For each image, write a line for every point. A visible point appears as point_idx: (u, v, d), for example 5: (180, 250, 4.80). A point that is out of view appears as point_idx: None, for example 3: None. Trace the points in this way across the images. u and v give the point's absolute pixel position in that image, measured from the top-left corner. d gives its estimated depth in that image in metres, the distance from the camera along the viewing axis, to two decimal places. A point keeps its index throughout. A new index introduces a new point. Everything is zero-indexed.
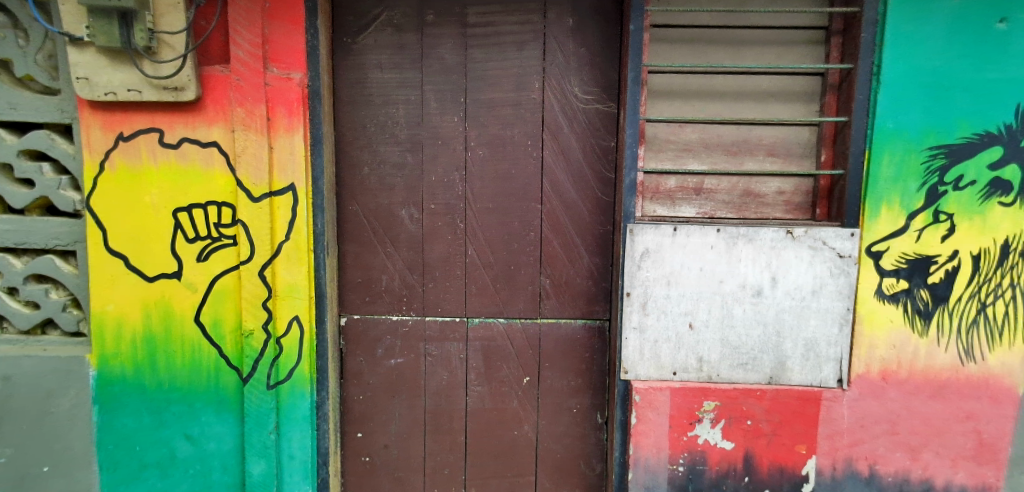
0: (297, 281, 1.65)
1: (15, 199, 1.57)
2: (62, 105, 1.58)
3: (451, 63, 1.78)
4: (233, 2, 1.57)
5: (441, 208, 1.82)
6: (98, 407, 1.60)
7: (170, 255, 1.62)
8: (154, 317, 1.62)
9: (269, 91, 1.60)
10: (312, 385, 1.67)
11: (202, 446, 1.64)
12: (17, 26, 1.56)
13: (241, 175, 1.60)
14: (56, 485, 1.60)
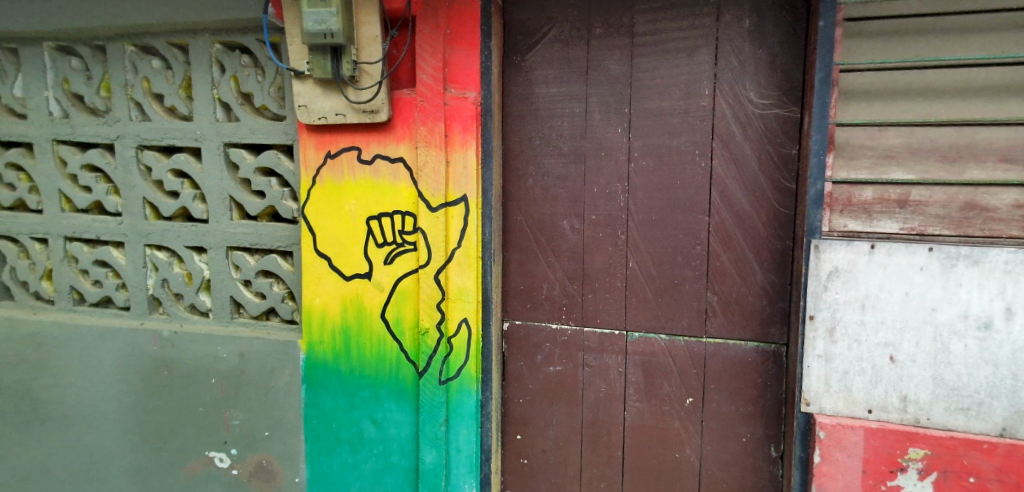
0: (467, 285, 1.76)
1: (252, 207, 1.80)
2: (287, 130, 1.78)
3: (617, 74, 1.75)
4: (420, 30, 1.71)
5: (603, 219, 1.81)
6: (305, 385, 1.83)
7: (363, 258, 1.80)
8: (349, 311, 1.82)
9: (447, 110, 1.73)
10: (478, 384, 1.77)
11: (384, 429, 1.82)
12: (256, 64, 1.76)
13: (423, 187, 1.75)
14: (273, 449, 1.85)
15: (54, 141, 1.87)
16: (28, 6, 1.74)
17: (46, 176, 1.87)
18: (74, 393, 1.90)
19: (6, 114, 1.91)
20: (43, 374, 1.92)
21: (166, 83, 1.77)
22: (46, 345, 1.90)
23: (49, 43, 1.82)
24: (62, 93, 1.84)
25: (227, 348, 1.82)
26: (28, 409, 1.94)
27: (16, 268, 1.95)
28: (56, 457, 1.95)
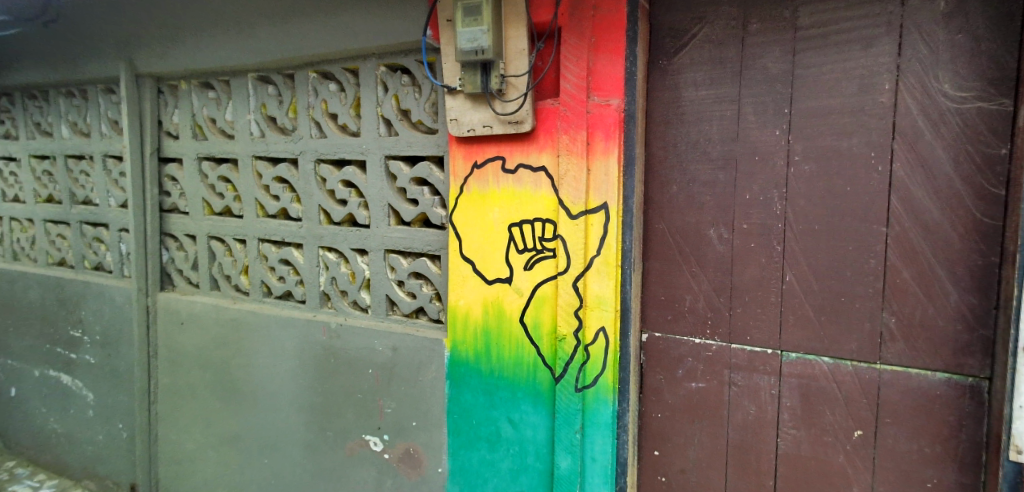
0: (605, 293, 1.69)
1: (406, 214, 1.96)
2: (439, 141, 1.89)
3: (777, 72, 1.59)
4: (566, 41, 1.71)
5: (756, 228, 1.65)
6: (449, 381, 1.93)
7: (505, 263, 1.85)
8: (490, 314, 1.88)
9: (590, 118, 1.68)
10: (615, 395, 1.69)
11: (521, 431, 1.84)
12: (414, 83, 1.90)
13: (563, 195, 1.73)
14: (419, 438, 1.98)
15: (253, 157, 2.20)
16: (238, 44, 2.06)
17: (246, 187, 2.21)
18: (262, 373, 2.22)
19: (219, 135, 2.28)
20: (239, 355, 2.26)
21: (340, 104, 2.00)
22: (243, 330, 2.24)
23: (252, 74, 2.15)
24: (260, 116, 2.16)
25: (382, 341, 2.00)
26: (228, 384, 2.30)
27: (222, 263, 2.32)
28: (247, 427, 2.28)
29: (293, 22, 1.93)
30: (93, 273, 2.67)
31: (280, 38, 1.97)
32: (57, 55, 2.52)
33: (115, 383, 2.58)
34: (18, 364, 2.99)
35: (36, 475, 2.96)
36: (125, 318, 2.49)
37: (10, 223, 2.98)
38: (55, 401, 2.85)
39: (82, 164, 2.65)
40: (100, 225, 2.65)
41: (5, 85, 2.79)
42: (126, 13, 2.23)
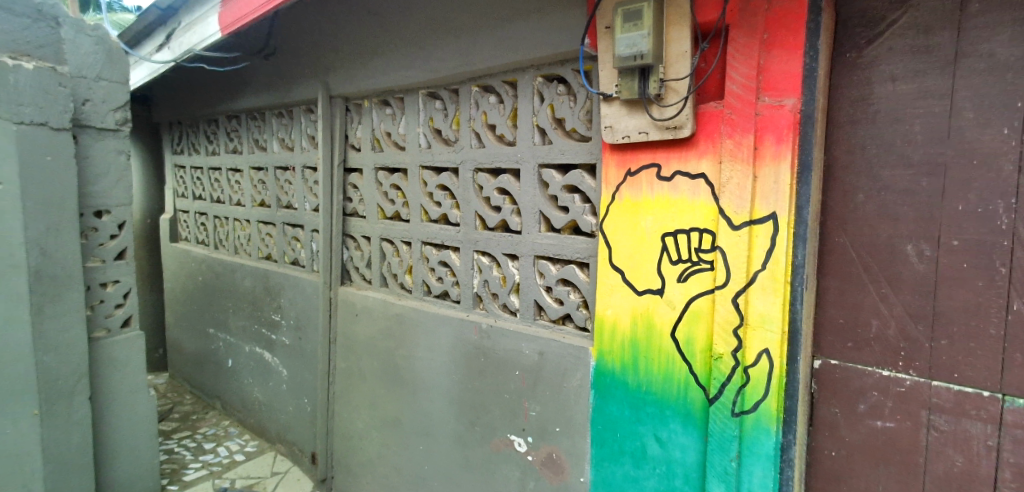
0: (771, 312, 1.50)
1: (557, 221, 1.98)
2: (592, 149, 1.88)
3: (1005, 60, 1.25)
4: (734, 38, 1.56)
5: (970, 245, 1.32)
6: (594, 391, 1.90)
7: (657, 274, 1.75)
8: (639, 326, 1.79)
9: (759, 120, 1.51)
10: (778, 425, 1.50)
11: (668, 451, 1.73)
12: (569, 92, 1.92)
13: (725, 204, 1.58)
14: (562, 444, 1.99)
15: (421, 167, 2.40)
16: (413, 63, 2.27)
17: (413, 194, 2.42)
18: (420, 365, 2.41)
19: (392, 147, 2.53)
20: (402, 347, 2.48)
21: (499, 115, 2.10)
22: (406, 324, 2.45)
23: (422, 90, 2.35)
24: (428, 129, 2.36)
25: (530, 345, 2.05)
26: (391, 372, 2.54)
27: (391, 263, 2.58)
28: (405, 413, 2.50)
29: (463, 39, 2.08)
30: (290, 267, 3.13)
31: (450, 55, 2.13)
32: (275, 82, 3.02)
33: (304, 363, 3.00)
34: (234, 340, 3.62)
35: (242, 434, 3.55)
36: (313, 305, 2.89)
37: (233, 223, 3.61)
38: (259, 374, 3.40)
39: (286, 174, 3.12)
40: (297, 226, 3.09)
41: (235, 109, 3.38)
42: (331, 45, 2.62)
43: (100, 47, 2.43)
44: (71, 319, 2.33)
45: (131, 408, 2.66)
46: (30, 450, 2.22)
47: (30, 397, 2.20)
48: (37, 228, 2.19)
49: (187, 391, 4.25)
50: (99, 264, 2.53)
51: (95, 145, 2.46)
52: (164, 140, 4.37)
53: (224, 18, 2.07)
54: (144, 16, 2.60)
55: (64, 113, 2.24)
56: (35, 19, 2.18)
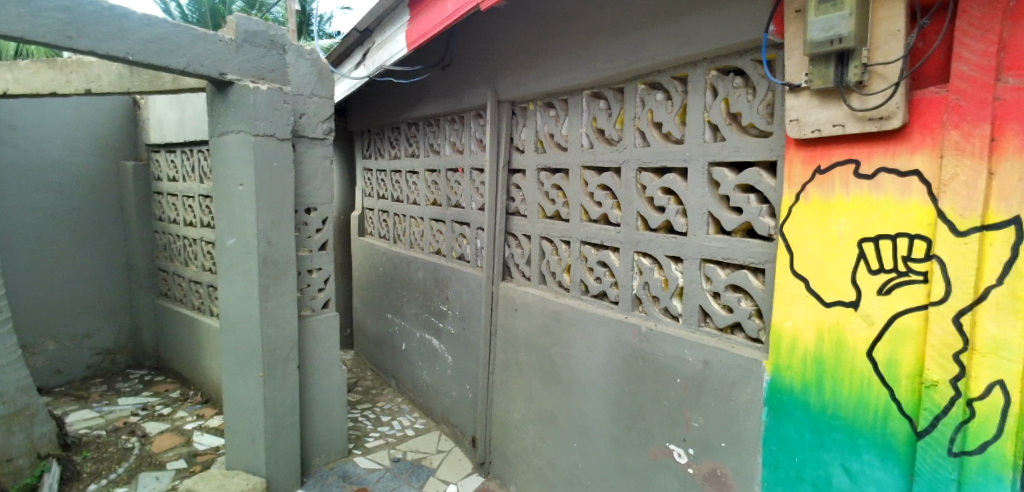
0: (1008, 337, 1.19)
1: (728, 222, 1.85)
2: (772, 145, 1.71)
3: None
4: (965, 12, 1.26)
5: None
6: (768, 408, 1.74)
7: (851, 284, 1.51)
8: (826, 342, 1.58)
9: (998, 107, 1.21)
10: (1017, 475, 1.20)
11: (861, 484, 1.51)
12: (748, 84, 1.79)
13: (946, 206, 1.29)
14: (729, 461, 1.87)
15: (582, 167, 2.42)
16: (580, 63, 2.30)
17: (574, 194, 2.46)
18: (577, 364, 2.45)
19: (555, 148, 2.59)
20: (559, 344, 2.54)
21: (666, 112, 2.03)
22: (564, 322, 2.51)
23: (587, 91, 2.37)
24: (592, 129, 2.37)
25: (693, 352, 1.95)
26: (549, 369, 2.62)
27: (550, 261, 2.65)
28: (561, 409, 2.55)
29: (633, 36, 2.05)
30: (457, 261, 3.39)
31: (618, 53, 2.12)
32: (449, 91, 3.27)
33: (467, 351, 3.26)
34: (408, 325, 4.02)
35: (412, 412, 3.94)
36: (477, 298, 3.11)
37: (409, 220, 3.99)
38: (428, 358, 3.76)
39: (456, 175, 3.36)
40: (464, 224, 3.32)
41: (415, 117, 3.72)
42: (503, 53, 2.79)
43: (314, 68, 2.84)
44: (287, 299, 2.75)
45: (329, 379, 3.10)
46: (257, 405, 2.69)
47: (257, 362, 2.67)
48: (266, 219, 2.61)
49: (365, 367, 4.84)
50: (308, 253, 2.96)
51: (309, 152, 2.89)
52: (354, 147, 5.00)
53: (410, 35, 2.32)
54: (346, 40, 3.01)
55: (287, 126, 2.67)
56: (269, 48, 2.62)
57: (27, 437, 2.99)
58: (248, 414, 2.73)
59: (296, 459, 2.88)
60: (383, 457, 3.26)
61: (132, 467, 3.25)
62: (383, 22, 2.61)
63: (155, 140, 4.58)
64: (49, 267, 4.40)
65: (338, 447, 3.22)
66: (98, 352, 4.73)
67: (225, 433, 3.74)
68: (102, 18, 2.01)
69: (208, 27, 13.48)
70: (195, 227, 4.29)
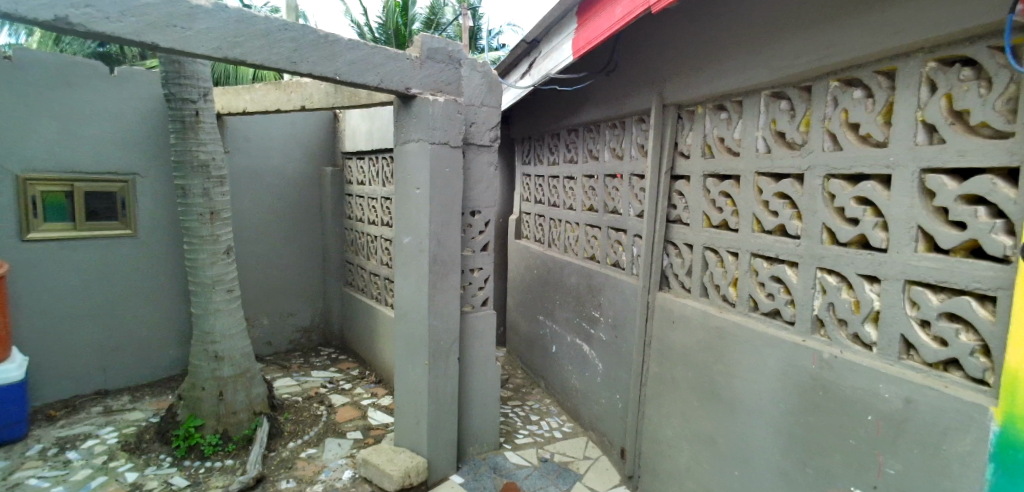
0: None
1: (944, 239, 1.56)
2: (1013, 147, 1.39)
3: None
4: None
5: None
6: (994, 464, 1.41)
7: None
8: None
9: None
10: None
11: None
12: (981, 76, 1.50)
13: None
14: None
15: (756, 173, 2.26)
16: (761, 60, 2.14)
17: (745, 202, 2.30)
18: (742, 385, 2.29)
19: (725, 153, 2.45)
20: (723, 362, 2.40)
21: (865, 112, 1.80)
22: (728, 339, 2.37)
23: (766, 91, 2.21)
24: (770, 131, 2.19)
25: (891, 388, 1.69)
26: (709, 387, 2.49)
27: (714, 273, 2.52)
28: (722, 432, 2.41)
29: (828, 29, 1.85)
30: (611, 268, 3.38)
31: (809, 47, 1.92)
32: (612, 96, 3.28)
33: (619, 360, 3.23)
34: (559, 328, 4.11)
35: (560, 414, 4.00)
36: (632, 307, 3.08)
37: (564, 225, 4.06)
38: (578, 363, 3.80)
39: (614, 181, 3.35)
40: (621, 231, 3.29)
41: (575, 123, 3.78)
42: (671, 56, 2.73)
43: (484, 80, 3.04)
44: (451, 295, 2.97)
45: (485, 373, 3.30)
46: (422, 391, 2.95)
47: (424, 350, 2.93)
48: (437, 220, 2.85)
49: (515, 365, 5.03)
50: (471, 253, 3.17)
51: (477, 159, 3.10)
52: (513, 154, 5.22)
53: (586, 42, 2.42)
54: (513, 52, 3.34)
55: (459, 134, 2.89)
56: (447, 63, 2.87)
57: (247, 395, 3.66)
58: (415, 398, 3.01)
59: (453, 444, 3.12)
60: (532, 455, 3.36)
61: (320, 432, 3.79)
62: (550, 31, 2.89)
63: (348, 148, 5.28)
64: (268, 255, 5.28)
65: (490, 439, 3.41)
66: (298, 329, 5.58)
67: (394, 412, 4.17)
68: (319, 45, 2.37)
69: (392, 46, 15.22)
70: (376, 225, 4.86)
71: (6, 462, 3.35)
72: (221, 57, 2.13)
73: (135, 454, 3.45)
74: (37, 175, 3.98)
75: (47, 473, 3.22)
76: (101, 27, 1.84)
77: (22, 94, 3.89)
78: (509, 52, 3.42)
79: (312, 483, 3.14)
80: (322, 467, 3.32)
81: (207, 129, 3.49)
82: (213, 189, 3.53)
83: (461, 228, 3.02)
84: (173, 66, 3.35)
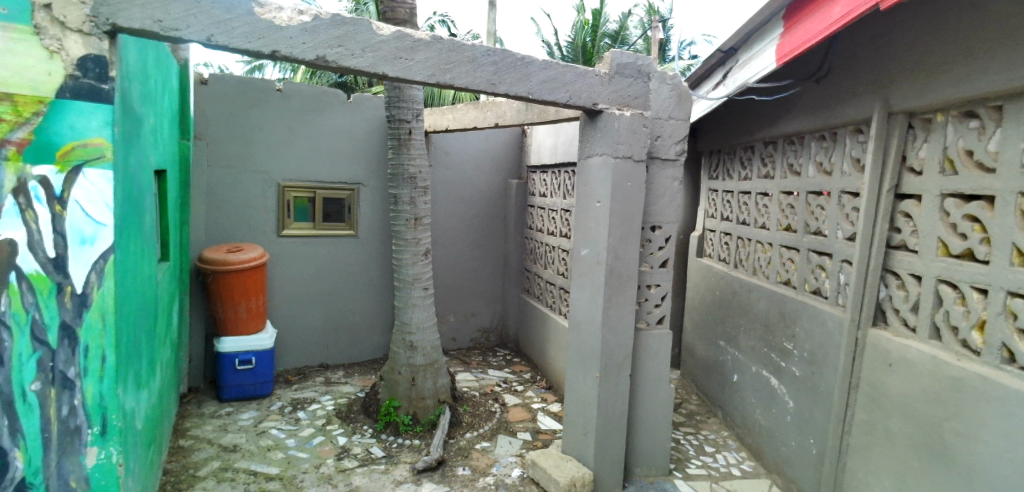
0: None
1: None
2: None
3: None
4: None
5: None
6: None
7: None
8: None
9: None
10: None
11: None
12: None
13: None
14: None
15: (1020, 193, 1.81)
16: None
17: (1001, 228, 1.86)
18: (987, 455, 1.85)
19: (974, 168, 2.02)
20: (958, 421, 1.97)
21: None
22: (967, 394, 1.94)
23: None
24: None
25: None
26: (938, 450, 2.06)
27: (950, 312, 2.08)
28: None
29: None
30: (811, 296, 3.01)
31: None
32: (822, 105, 2.94)
33: (816, 401, 2.85)
34: (743, 357, 3.78)
35: (739, 450, 3.67)
36: (834, 342, 2.71)
37: (755, 245, 3.74)
38: (764, 397, 3.45)
39: (820, 199, 2.98)
40: (825, 254, 2.92)
41: (773, 134, 3.48)
42: (903, 56, 2.35)
43: (673, 93, 3.04)
44: (626, 310, 2.99)
45: (656, 392, 3.22)
46: (592, 403, 3.01)
47: (595, 363, 2.99)
48: (616, 234, 2.90)
49: (690, 389, 4.77)
50: (649, 268, 3.13)
51: (660, 173, 3.08)
52: (700, 167, 4.98)
53: (796, 47, 2.25)
54: (707, 61, 3.24)
55: (643, 148, 2.92)
56: (636, 78, 2.93)
57: (435, 384, 4.16)
58: (584, 409, 3.08)
59: (619, 461, 3.11)
60: (705, 489, 3.16)
61: (494, 428, 4.10)
62: (751, 38, 2.76)
63: (534, 162, 5.65)
64: (459, 260, 5.91)
65: (658, 464, 3.30)
66: (479, 329, 6.13)
67: (562, 420, 4.30)
68: (516, 66, 2.63)
69: (579, 63, 15.71)
70: (555, 236, 5.10)
71: (258, 413, 4.36)
72: (435, 82, 2.48)
73: (346, 422, 4.18)
74: (292, 183, 5.11)
75: (284, 427, 4.09)
76: (347, 62, 2.26)
77: (292, 121, 5.07)
78: (703, 61, 3.31)
79: (484, 474, 3.42)
80: (493, 461, 3.59)
81: (416, 145, 4.09)
82: (418, 198, 4.12)
83: (639, 243, 3.02)
84: (396, 92, 4.03)
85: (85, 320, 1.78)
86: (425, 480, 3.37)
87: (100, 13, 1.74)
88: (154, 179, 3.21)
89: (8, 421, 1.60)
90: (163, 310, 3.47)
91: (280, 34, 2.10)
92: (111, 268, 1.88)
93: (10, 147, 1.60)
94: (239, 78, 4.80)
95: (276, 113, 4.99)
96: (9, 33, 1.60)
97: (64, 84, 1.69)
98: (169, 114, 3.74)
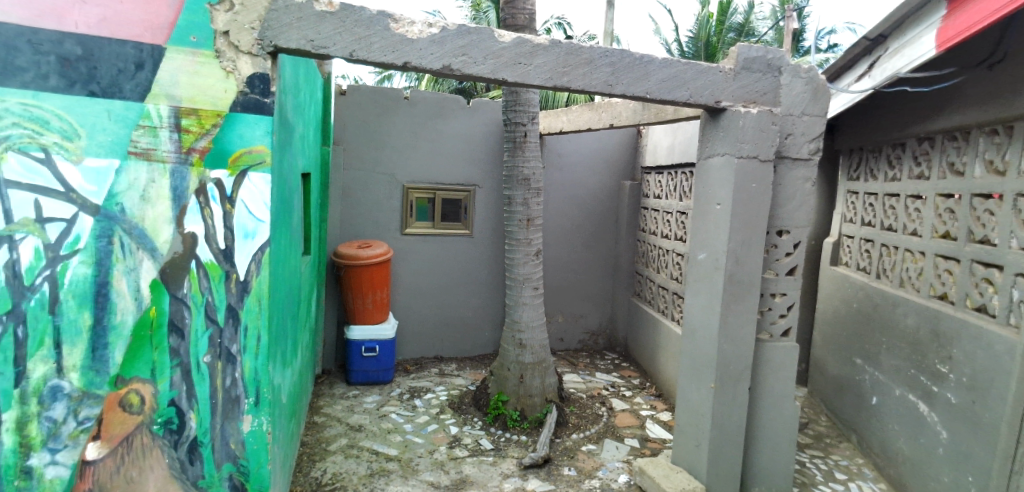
0: None
1: None
2: None
3: None
4: None
5: None
6: None
7: None
8: None
9: None
10: None
11: None
12: None
13: None
14: None
15: None
16: None
17: None
18: None
19: None
20: None
21: None
22: None
23: None
24: None
25: None
26: None
27: None
28: None
29: None
30: (973, 314, 2.62)
31: None
32: (995, 93, 2.54)
33: (978, 435, 2.47)
34: (885, 378, 3.37)
35: (878, 482, 3.29)
36: (1004, 368, 2.33)
37: (902, 254, 3.32)
38: (910, 425, 3.05)
39: (989, 203, 2.58)
40: (994, 266, 2.52)
41: (929, 129, 3.07)
42: None
43: (809, 86, 2.83)
44: (745, 318, 2.85)
45: (778, 408, 3.01)
46: (706, 414, 2.91)
47: (711, 373, 2.88)
48: (737, 238, 2.77)
49: (818, 410, 4.35)
50: (773, 276, 2.94)
51: (790, 173, 2.88)
52: (837, 166, 4.52)
53: (962, 28, 1.99)
54: (849, 52, 2.96)
55: (771, 147, 2.76)
56: (764, 72, 2.78)
57: (542, 384, 4.30)
58: (697, 419, 2.99)
59: (735, 478, 2.97)
60: None
61: (600, 431, 4.12)
62: (904, 24, 2.49)
63: (649, 163, 5.55)
64: (569, 261, 5.97)
65: (779, 487, 3.08)
66: (587, 332, 6.15)
67: (672, 431, 4.18)
68: (634, 66, 2.64)
69: (701, 60, 14.94)
70: (669, 239, 4.96)
71: (380, 397, 4.84)
72: (552, 85, 2.57)
73: (459, 412, 4.48)
74: (416, 185, 5.57)
75: (403, 412, 4.50)
76: (470, 69, 2.44)
77: (420, 127, 5.53)
78: (845, 52, 3.02)
79: (590, 476, 3.47)
80: (599, 464, 3.62)
81: (531, 147, 4.25)
82: (531, 199, 4.27)
83: (763, 248, 2.86)
84: (513, 97, 4.23)
85: (245, 304, 2.11)
86: (531, 475, 3.50)
87: (266, 37, 2.07)
88: (301, 180, 3.72)
89: (185, 386, 2.05)
90: (305, 298, 4.03)
91: (411, 46, 2.33)
92: (268, 259, 2.16)
93: (194, 155, 1.98)
94: (374, 87, 5.34)
95: (407, 120, 5.49)
96: (196, 57, 1.96)
97: (236, 100, 2.02)
98: (313, 123, 4.28)
